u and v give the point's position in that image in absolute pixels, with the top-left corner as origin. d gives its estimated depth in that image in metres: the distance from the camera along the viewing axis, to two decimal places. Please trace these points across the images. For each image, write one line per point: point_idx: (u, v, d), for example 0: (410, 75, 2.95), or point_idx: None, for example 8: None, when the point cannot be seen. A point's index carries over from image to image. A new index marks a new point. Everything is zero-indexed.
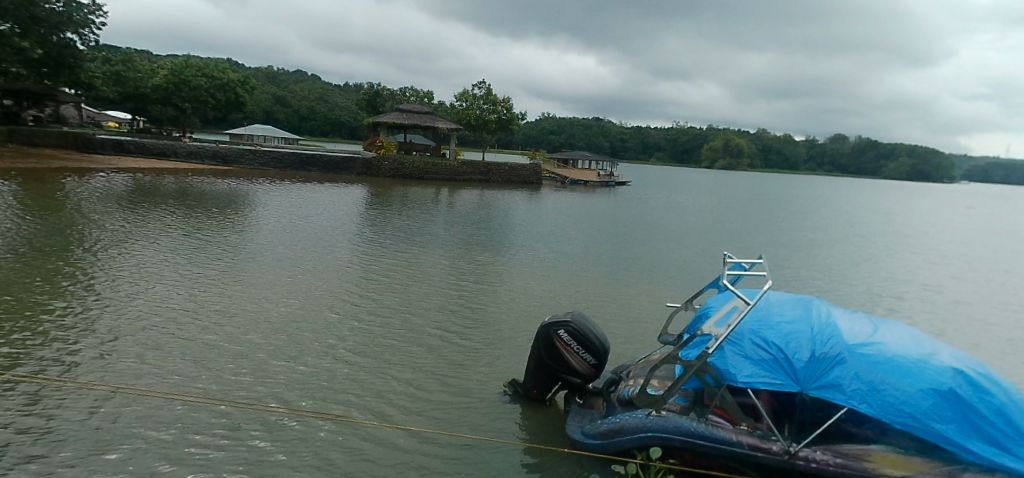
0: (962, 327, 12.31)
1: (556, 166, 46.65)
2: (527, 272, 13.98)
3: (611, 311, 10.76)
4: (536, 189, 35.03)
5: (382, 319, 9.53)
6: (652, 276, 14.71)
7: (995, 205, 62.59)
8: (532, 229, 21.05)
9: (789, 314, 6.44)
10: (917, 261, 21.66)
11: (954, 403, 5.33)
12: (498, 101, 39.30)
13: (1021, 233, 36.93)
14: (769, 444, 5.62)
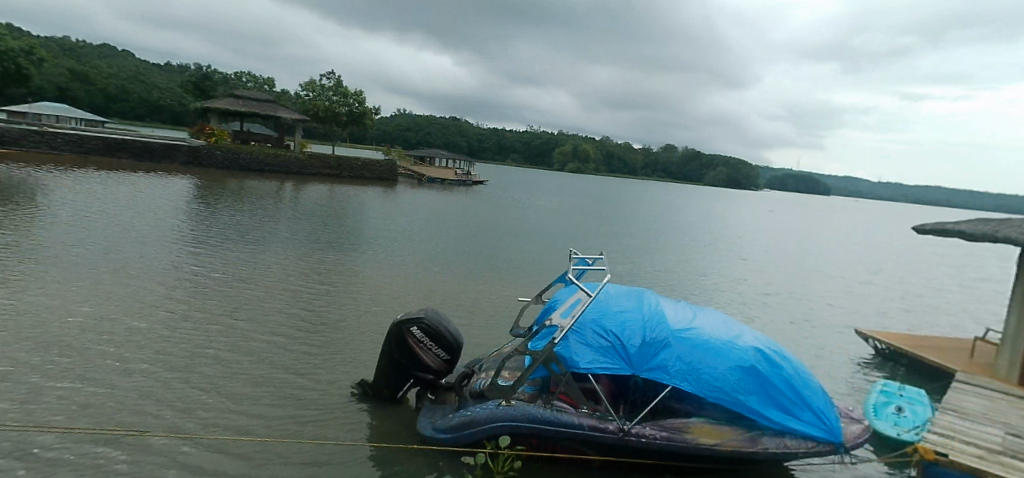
0: (758, 312, 14.37)
1: (412, 163, 46.00)
2: (375, 271, 13.62)
3: (459, 307, 10.92)
4: (389, 187, 34.21)
5: (206, 326, 8.70)
6: (500, 273, 15.17)
7: (788, 211, 73.95)
8: (383, 227, 20.55)
9: (625, 304, 7.07)
10: (728, 257, 24.87)
11: (755, 378, 6.29)
12: (349, 94, 37.70)
13: (805, 233, 44.06)
14: (605, 424, 6.14)
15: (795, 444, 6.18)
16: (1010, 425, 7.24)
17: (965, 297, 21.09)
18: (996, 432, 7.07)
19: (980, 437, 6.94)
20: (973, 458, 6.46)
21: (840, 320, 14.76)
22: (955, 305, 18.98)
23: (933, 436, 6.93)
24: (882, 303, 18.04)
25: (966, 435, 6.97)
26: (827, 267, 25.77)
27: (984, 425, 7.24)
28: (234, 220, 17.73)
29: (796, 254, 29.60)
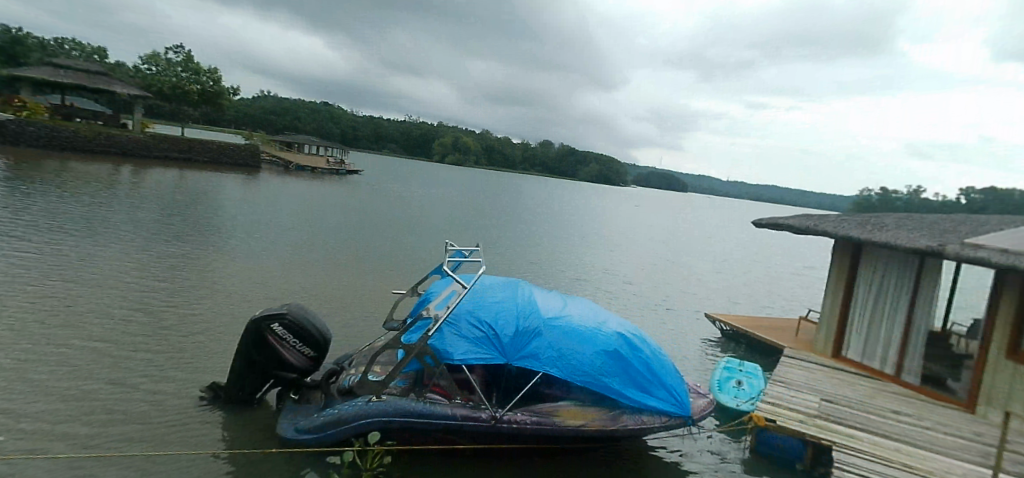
0: (620, 300, 15.39)
1: (279, 150, 43.03)
2: (232, 266, 12.59)
3: (326, 302, 10.47)
4: (252, 174, 31.68)
5: (16, 333, 7.49)
6: (371, 266, 14.73)
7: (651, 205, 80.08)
8: (243, 217, 19.00)
9: (499, 295, 7.22)
10: (596, 249, 26.34)
11: (617, 361, 6.76)
12: (203, 71, 34.22)
13: (663, 227, 47.99)
14: (478, 413, 6.23)
15: (651, 420, 6.72)
16: (823, 392, 8.46)
17: (793, 283, 24.34)
18: (813, 399, 8.22)
19: (801, 403, 8.02)
20: (795, 422, 7.46)
21: (693, 305, 16.31)
22: (786, 290, 21.82)
23: (765, 405, 7.89)
24: (728, 289, 20.23)
25: (790, 403, 8.03)
26: (685, 257, 28.34)
27: (804, 394, 8.39)
28: (54, 209, 15.34)
29: (659, 246, 32.18)
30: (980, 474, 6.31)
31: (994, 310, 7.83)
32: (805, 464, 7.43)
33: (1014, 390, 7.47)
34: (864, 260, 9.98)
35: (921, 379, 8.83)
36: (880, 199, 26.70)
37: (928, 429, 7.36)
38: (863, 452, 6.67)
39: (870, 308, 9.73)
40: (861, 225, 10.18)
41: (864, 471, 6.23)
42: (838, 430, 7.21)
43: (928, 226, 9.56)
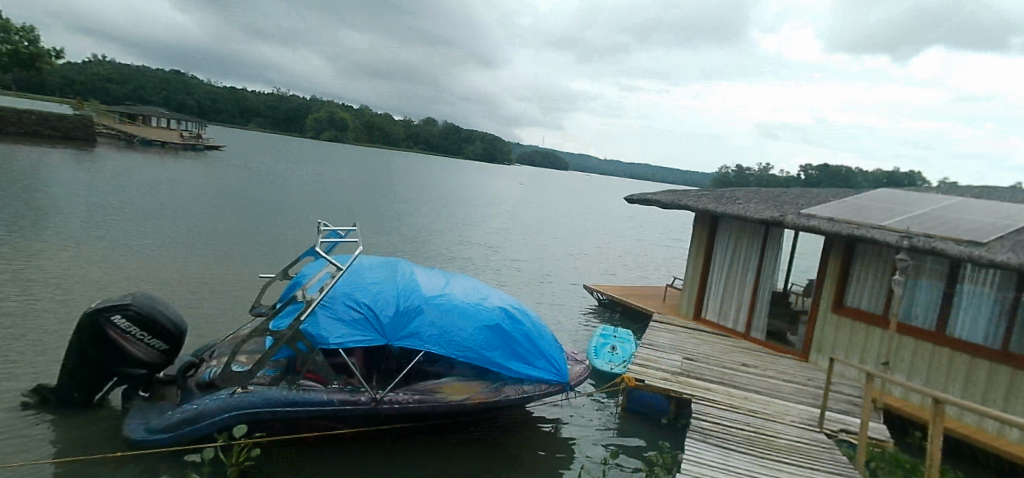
0: (501, 277, 15.69)
1: (122, 123, 38.10)
2: (63, 255, 11.06)
3: (183, 291, 9.60)
4: (87, 151, 27.78)
5: None
6: (235, 250, 13.67)
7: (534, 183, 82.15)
8: (76, 200, 16.67)
9: (378, 275, 7.03)
10: (479, 227, 26.55)
11: (499, 335, 6.92)
12: (13, 31, 29.05)
13: (545, 204, 49.47)
14: (357, 397, 6.09)
15: (532, 389, 6.98)
16: (686, 352, 9.28)
17: (663, 254, 26.37)
18: (677, 358, 8.99)
19: (667, 363, 8.72)
20: (660, 380, 8.09)
21: (574, 279, 17.09)
22: (656, 261, 23.58)
23: (636, 366, 8.47)
24: (606, 262, 21.44)
25: (657, 363, 8.69)
26: (567, 233, 29.55)
27: (669, 354, 9.14)
28: None
29: (542, 223, 33.21)
30: (809, 412, 7.30)
31: (822, 271, 9.02)
32: (670, 417, 8.11)
33: (837, 339, 8.71)
34: (720, 230, 11.00)
35: (766, 334, 9.98)
36: (735, 176, 29.56)
37: (769, 377, 8.39)
38: (718, 402, 7.43)
39: (725, 273, 10.78)
40: (717, 199, 11.18)
41: (718, 419, 6.95)
42: (697, 384, 7.94)
43: (771, 199, 10.73)
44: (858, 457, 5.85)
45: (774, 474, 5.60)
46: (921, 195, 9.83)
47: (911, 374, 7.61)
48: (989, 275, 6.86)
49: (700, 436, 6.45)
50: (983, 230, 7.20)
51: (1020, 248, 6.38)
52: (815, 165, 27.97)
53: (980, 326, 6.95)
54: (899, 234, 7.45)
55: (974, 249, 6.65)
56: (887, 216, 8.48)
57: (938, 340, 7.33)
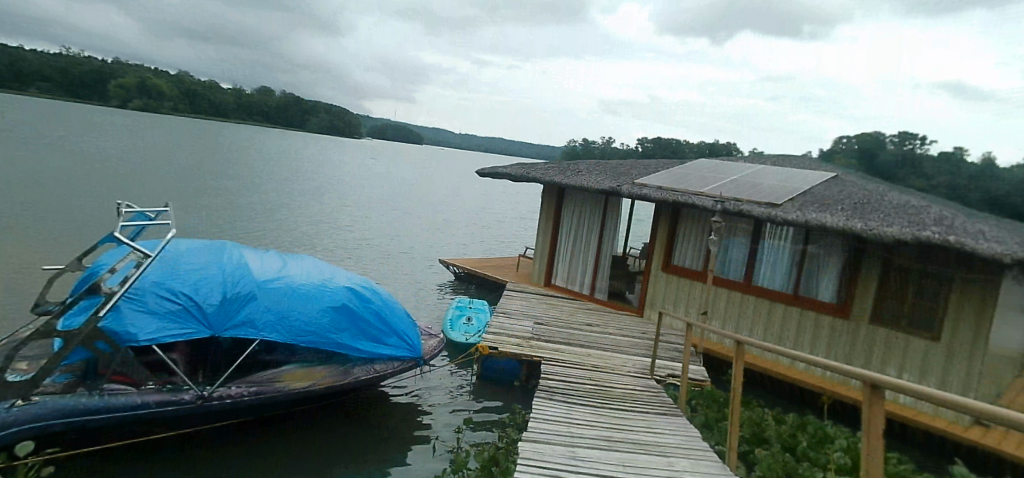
0: (352, 257, 15.13)
1: None
2: None
3: None
4: None
5: None
6: (20, 243, 11.49)
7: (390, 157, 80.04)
8: None
9: (200, 260, 6.33)
10: (329, 205, 25.27)
11: (345, 315, 6.65)
12: None
13: (401, 179, 48.52)
14: (179, 396, 5.54)
15: (384, 367, 6.86)
16: (536, 317, 9.68)
17: (517, 226, 27.28)
18: (528, 323, 9.34)
19: (518, 329, 9.02)
20: (513, 345, 8.34)
21: (430, 254, 17.03)
22: (511, 232, 24.32)
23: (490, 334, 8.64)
24: (462, 236, 21.62)
25: (509, 329, 8.94)
26: (424, 209, 29.31)
27: (522, 320, 9.46)
28: None
29: (397, 198, 32.54)
30: (643, 362, 8.05)
31: (655, 234, 9.92)
32: (521, 380, 8.53)
33: (667, 295, 9.68)
34: (566, 201, 11.55)
35: (608, 295, 10.79)
36: (582, 149, 31.32)
37: (609, 333, 9.11)
38: (564, 361, 7.87)
39: (572, 240, 11.39)
40: (562, 172, 11.70)
41: (564, 377, 7.36)
42: (546, 346, 8.31)
43: (610, 170, 11.50)
44: (680, 397, 6.56)
45: (612, 421, 6.06)
46: (732, 164, 11.17)
47: (725, 320, 8.74)
48: (784, 230, 8.06)
49: (547, 394, 6.76)
50: (779, 193, 8.39)
51: (805, 207, 7.57)
52: (649, 139, 30.67)
53: (777, 275, 8.16)
54: (714, 199, 8.43)
55: (772, 209, 7.76)
56: (705, 183, 9.51)
57: (746, 289, 8.50)
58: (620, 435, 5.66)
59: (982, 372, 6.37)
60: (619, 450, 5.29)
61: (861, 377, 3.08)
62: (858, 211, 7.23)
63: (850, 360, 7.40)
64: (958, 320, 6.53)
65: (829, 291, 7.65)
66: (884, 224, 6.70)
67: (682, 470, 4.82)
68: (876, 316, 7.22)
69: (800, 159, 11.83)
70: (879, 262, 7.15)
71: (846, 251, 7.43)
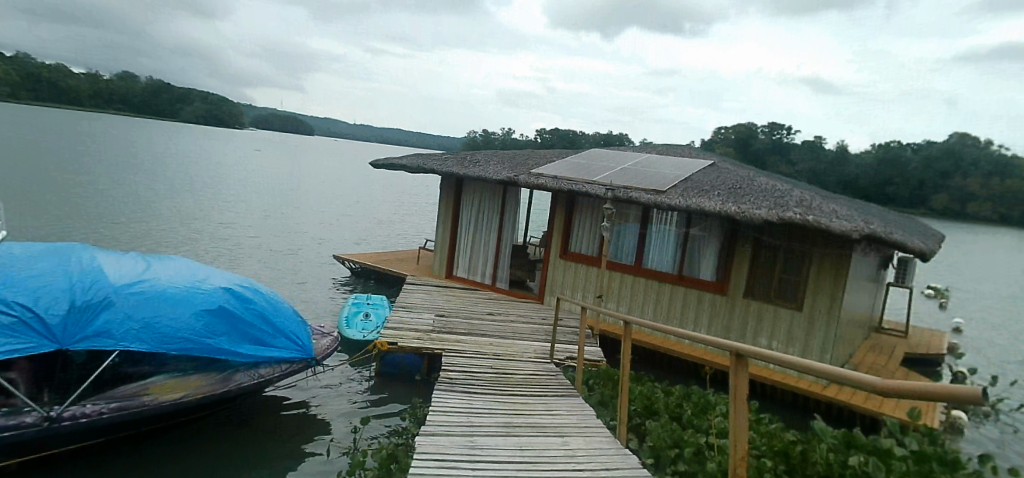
0: (236, 259, 14.08)
1: None
2: None
3: None
4: None
5: None
6: None
7: (282, 150, 75.81)
8: None
9: (41, 266, 5.62)
10: (211, 202, 23.39)
11: (222, 318, 6.16)
12: None
13: (293, 172, 46.08)
14: (20, 419, 4.94)
15: (270, 371, 6.42)
16: (437, 308, 9.39)
17: (418, 219, 26.81)
18: (429, 315, 9.00)
19: (418, 322, 8.63)
20: (413, 339, 7.93)
21: (325, 251, 16.25)
22: (412, 225, 23.86)
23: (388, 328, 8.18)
24: (360, 231, 20.83)
25: (409, 322, 8.52)
26: (319, 203, 28.01)
27: (422, 312, 9.12)
28: None
29: (289, 193, 30.83)
30: (543, 347, 8.04)
31: (552, 222, 10.09)
32: (423, 374, 8.15)
33: (565, 281, 9.92)
34: (465, 192, 11.41)
35: (509, 284, 10.85)
36: (481, 140, 31.43)
37: (510, 321, 9.08)
38: (466, 351, 7.62)
39: (473, 231, 11.30)
40: (460, 161, 11.51)
41: (465, 366, 7.08)
42: (448, 338, 8.00)
43: (508, 160, 11.50)
44: (577, 379, 6.66)
45: (512, 407, 5.93)
46: (624, 154, 11.63)
47: (619, 302, 9.10)
48: (669, 215, 8.52)
49: (447, 385, 6.48)
50: (663, 180, 8.84)
51: (687, 193, 8.05)
52: (548, 130, 31.36)
53: (664, 257, 8.62)
54: (605, 187, 8.75)
55: (658, 195, 8.17)
56: (597, 172, 9.81)
57: (637, 272, 8.89)
58: (520, 420, 5.56)
59: (836, 337, 7.19)
60: (518, 434, 5.18)
61: (727, 346, 3.35)
62: (732, 196, 7.80)
63: (728, 333, 8.00)
64: (816, 291, 7.29)
65: (709, 271, 8.21)
66: (753, 207, 7.29)
67: (578, 448, 4.84)
68: (750, 291, 7.86)
69: (684, 149, 12.56)
70: (751, 242, 7.79)
71: (723, 232, 8.01)
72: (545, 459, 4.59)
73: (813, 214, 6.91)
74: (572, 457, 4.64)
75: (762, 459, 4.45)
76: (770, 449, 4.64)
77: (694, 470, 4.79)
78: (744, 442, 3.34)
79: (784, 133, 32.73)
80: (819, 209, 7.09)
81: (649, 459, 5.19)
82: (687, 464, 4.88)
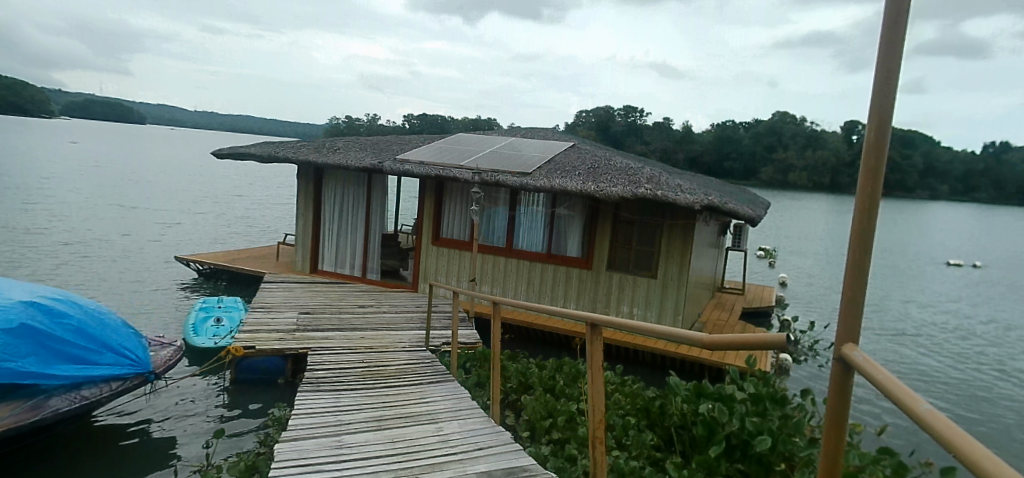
0: (49, 271, 12.02)
1: None
2: None
3: None
4: None
5: None
6: None
7: (110, 142, 66.73)
8: None
9: None
10: (14, 205, 19.79)
11: (25, 337, 5.22)
12: None
13: (125, 167, 40.74)
14: None
15: (94, 393, 5.53)
16: (301, 306, 8.58)
17: (277, 213, 24.93)
18: (291, 314, 8.20)
19: (279, 322, 7.81)
20: (273, 341, 7.14)
21: (164, 256, 14.45)
22: (270, 221, 22.20)
23: (242, 332, 7.30)
24: (207, 230, 18.82)
25: (269, 324, 7.70)
26: (157, 201, 25.02)
27: (283, 311, 8.28)
28: None
29: (119, 191, 27.16)
30: (418, 335, 7.70)
31: (421, 208, 9.79)
32: (286, 377, 7.31)
33: (439, 267, 9.72)
34: (326, 181, 10.52)
35: (380, 274, 10.28)
36: (343, 129, 30.21)
37: (382, 311, 8.59)
38: (333, 348, 7.00)
39: (337, 222, 10.51)
40: (318, 149, 10.52)
41: (333, 364, 6.49)
42: (314, 336, 7.33)
43: (371, 147, 10.81)
44: (452, 363, 6.51)
45: (385, 399, 5.58)
46: (489, 138, 11.62)
47: (493, 284, 9.08)
48: (534, 197, 8.67)
49: (312, 386, 5.87)
50: (528, 162, 8.97)
51: (551, 174, 8.24)
52: (414, 117, 30.95)
53: (533, 237, 8.76)
54: (472, 171, 8.68)
55: (524, 178, 8.27)
56: (464, 157, 9.69)
57: (508, 254, 8.94)
58: (393, 412, 5.26)
59: (685, 300, 7.86)
60: (391, 427, 4.91)
61: (582, 317, 3.43)
62: (591, 175, 8.11)
63: (595, 305, 8.38)
64: (667, 261, 7.89)
65: (575, 247, 8.51)
66: (611, 185, 7.66)
67: (452, 432, 4.77)
68: (611, 264, 8.29)
69: (546, 132, 12.85)
70: (610, 218, 8.19)
71: (585, 211, 8.32)
72: (419, 449, 4.44)
73: (662, 189, 7.43)
74: (446, 443, 4.56)
75: (627, 417, 4.85)
76: (635, 408, 5.02)
77: (567, 436, 5.00)
78: (601, 404, 3.49)
79: (637, 116, 35.10)
80: (667, 185, 7.63)
81: (525, 432, 5.24)
82: (560, 432, 5.07)
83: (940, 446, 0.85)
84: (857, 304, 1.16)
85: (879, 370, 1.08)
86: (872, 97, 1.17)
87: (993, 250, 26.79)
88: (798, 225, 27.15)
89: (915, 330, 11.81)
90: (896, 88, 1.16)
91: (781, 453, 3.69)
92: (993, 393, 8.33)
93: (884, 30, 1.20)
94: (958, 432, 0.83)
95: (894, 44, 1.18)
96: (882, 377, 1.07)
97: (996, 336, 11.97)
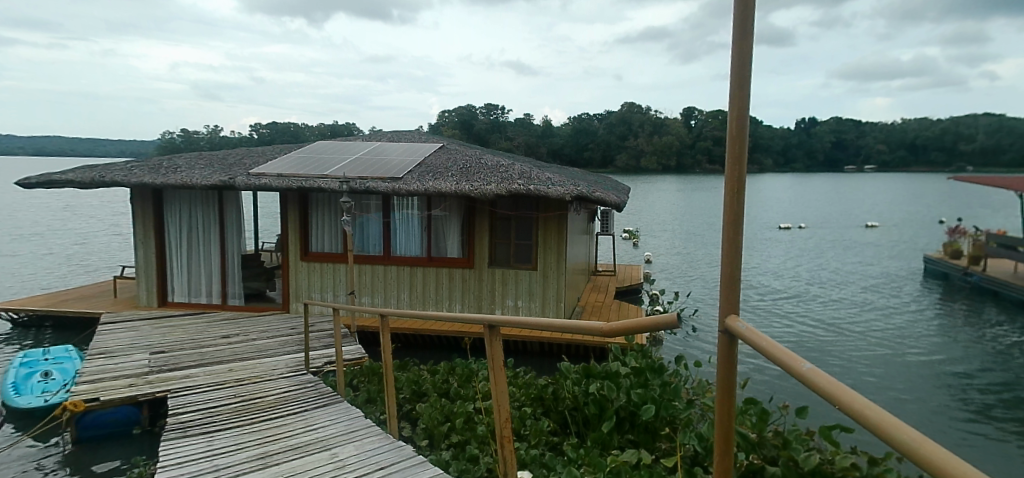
0: None
1: None
2: None
3: None
4: None
5: None
6: None
7: None
8: None
9: None
10: None
11: None
12: None
13: None
14: None
15: None
16: (151, 345, 7.48)
17: (113, 244, 21.94)
18: (140, 357, 7.11)
19: (125, 367, 6.73)
20: (122, 389, 6.13)
21: None
22: (104, 254, 19.42)
23: (80, 384, 6.19)
24: (17, 273, 15.82)
25: (113, 371, 6.61)
26: None
27: (128, 354, 7.16)
28: None
29: None
30: (297, 359, 7.08)
31: (285, 223, 9.03)
32: (143, 425, 6.34)
33: (312, 284, 9.06)
34: (168, 204, 9.27)
35: (244, 299, 9.34)
36: (182, 144, 27.30)
37: (252, 339, 7.80)
38: (197, 386, 6.19)
39: (187, 247, 9.35)
40: (154, 167, 9.22)
41: (199, 405, 5.74)
42: (171, 376, 6.42)
43: (218, 162, 9.72)
44: (338, 383, 6.06)
45: (265, 434, 5.05)
46: (352, 144, 11.05)
47: (373, 294, 8.65)
48: (408, 201, 8.39)
49: (179, 432, 5.14)
50: (398, 166, 8.65)
51: (423, 177, 8.04)
52: (263, 128, 28.87)
53: (410, 242, 8.50)
54: (339, 179, 8.19)
55: (396, 182, 7.96)
56: (328, 166, 9.09)
57: (386, 261, 8.59)
58: (276, 446, 4.77)
59: (566, 287, 8.12)
60: (278, 462, 4.45)
61: (480, 319, 3.31)
62: (464, 175, 8.05)
63: (480, 303, 8.35)
64: (545, 251, 8.09)
65: (455, 248, 8.41)
66: (485, 183, 7.68)
67: (347, 457, 4.44)
68: (492, 260, 8.33)
69: (412, 134, 12.54)
70: (487, 215, 8.21)
71: (461, 210, 8.24)
72: None
73: (533, 184, 7.59)
74: (342, 469, 4.24)
75: (523, 408, 4.83)
76: (528, 396, 5.02)
77: (466, 438, 4.88)
78: (507, 400, 3.41)
79: (498, 113, 35.59)
80: (538, 179, 7.81)
81: (424, 441, 5.02)
82: (460, 434, 4.94)
83: (828, 402, 0.91)
84: (735, 279, 1.22)
85: (761, 337, 1.15)
86: (730, 86, 1.22)
87: (807, 212, 31.34)
88: (653, 207, 29.57)
89: (760, 292, 13.39)
90: (749, 76, 1.21)
91: (665, 418, 3.87)
92: (829, 343, 9.67)
93: (736, 19, 1.24)
94: (841, 388, 0.90)
95: (745, 35, 1.24)
96: (763, 343, 1.14)
97: (822, 289, 13.96)
